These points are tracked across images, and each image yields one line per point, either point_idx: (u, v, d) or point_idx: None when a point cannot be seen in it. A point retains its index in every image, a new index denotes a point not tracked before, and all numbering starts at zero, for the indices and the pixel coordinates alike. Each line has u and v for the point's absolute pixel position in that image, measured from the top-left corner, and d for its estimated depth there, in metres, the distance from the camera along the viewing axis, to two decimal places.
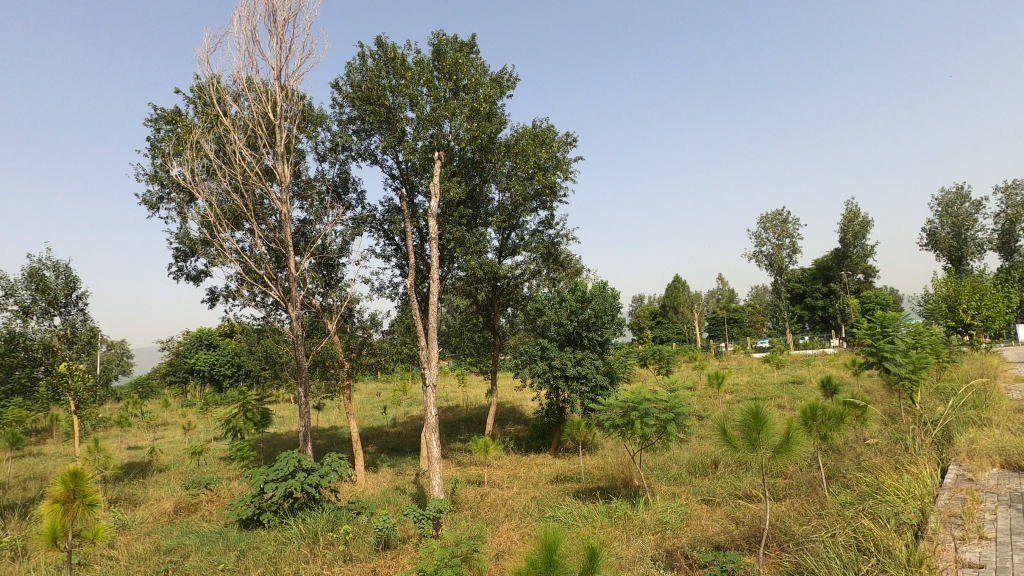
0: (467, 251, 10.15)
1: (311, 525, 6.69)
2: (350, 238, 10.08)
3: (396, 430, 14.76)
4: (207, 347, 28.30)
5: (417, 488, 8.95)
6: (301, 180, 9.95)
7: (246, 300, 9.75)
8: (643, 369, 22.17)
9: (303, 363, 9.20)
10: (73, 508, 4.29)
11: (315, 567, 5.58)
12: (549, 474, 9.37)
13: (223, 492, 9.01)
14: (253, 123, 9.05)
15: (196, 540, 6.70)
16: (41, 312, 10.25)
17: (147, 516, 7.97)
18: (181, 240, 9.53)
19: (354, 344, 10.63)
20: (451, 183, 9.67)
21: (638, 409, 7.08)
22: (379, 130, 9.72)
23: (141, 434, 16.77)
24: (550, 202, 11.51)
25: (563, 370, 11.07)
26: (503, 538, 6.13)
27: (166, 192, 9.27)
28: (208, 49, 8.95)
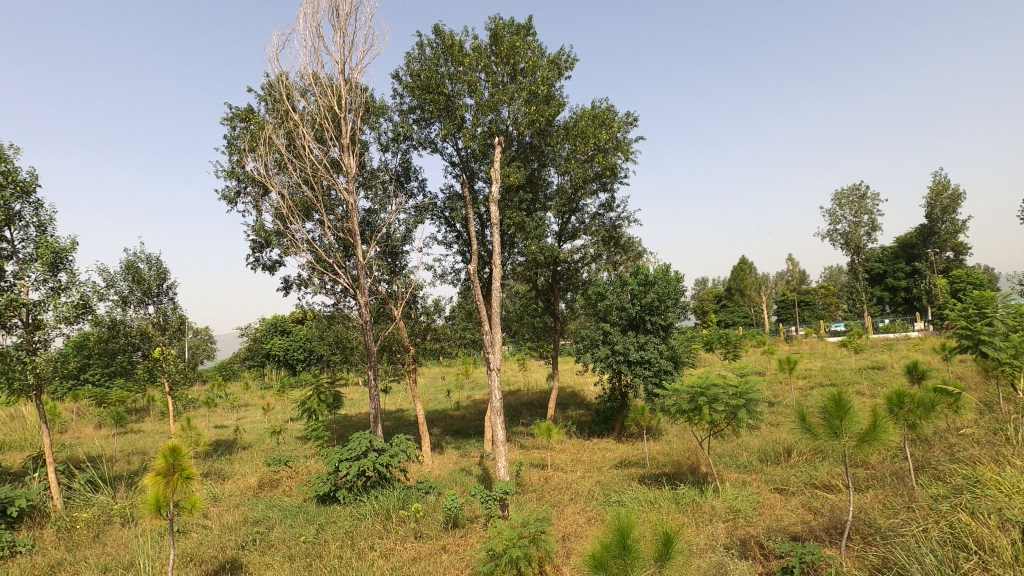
0: (528, 236, 10.14)
1: (383, 502, 6.97)
2: (413, 226, 10.29)
3: (460, 413, 15.11)
4: (282, 333, 29.96)
5: (482, 470, 9.15)
6: (366, 170, 10.23)
7: (317, 288, 10.20)
8: (709, 354, 21.51)
9: (372, 348, 9.52)
10: (173, 479, 4.65)
11: (389, 543, 5.83)
12: (613, 459, 9.32)
13: (301, 469, 9.59)
14: (320, 117, 9.38)
15: (280, 513, 7.16)
16: (137, 301, 11.16)
17: (235, 490, 8.57)
18: (257, 232, 10.08)
19: (419, 330, 10.91)
20: (510, 168, 9.64)
21: (706, 394, 6.89)
22: (439, 118, 9.83)
23: (226, 413, 18.04)
24: (610, 184, 11.30)
25: (626, 355, 10.91)
26: (569, 521, 6.18)
27: (242, 187, 9.80)
28: (277, 47, 9.29)
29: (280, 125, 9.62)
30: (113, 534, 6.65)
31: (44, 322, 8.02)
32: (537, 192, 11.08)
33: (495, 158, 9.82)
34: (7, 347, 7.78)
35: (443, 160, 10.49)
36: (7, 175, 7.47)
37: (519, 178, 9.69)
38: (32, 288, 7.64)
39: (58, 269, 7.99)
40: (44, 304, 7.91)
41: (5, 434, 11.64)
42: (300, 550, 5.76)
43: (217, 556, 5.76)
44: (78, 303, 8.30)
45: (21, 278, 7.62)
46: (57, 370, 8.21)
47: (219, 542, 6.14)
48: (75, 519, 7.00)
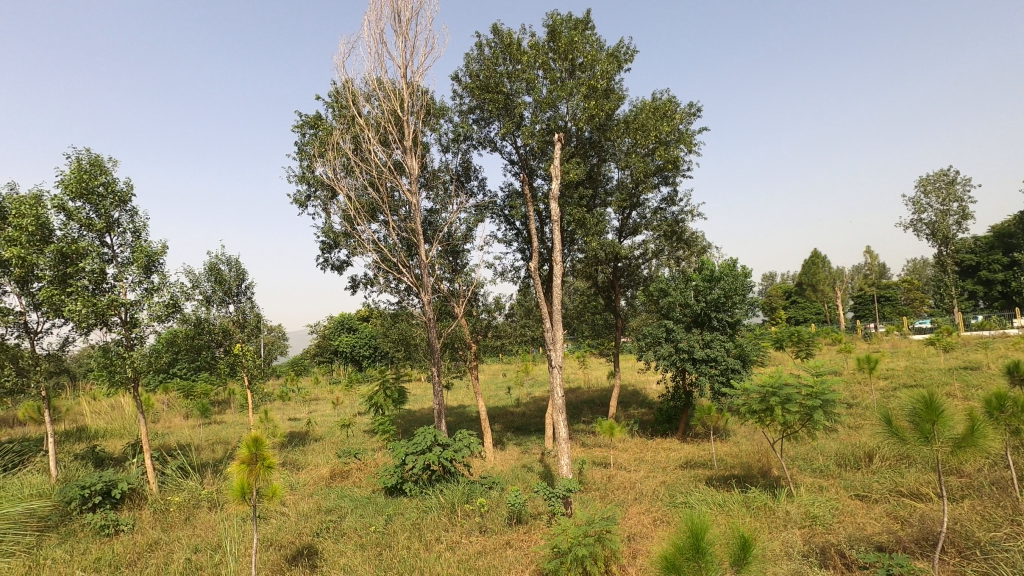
0: (588, 233, 10.04)
1: (449, 495, 7.10)
2: (473, 225, 10.44)
3: (520, 410, 15.21)
4: (349, 331, 31.18)
5: (544, 467, 9.17)
6: (428, 171, 10.44)
7: (383, 287, 10.53)
8: (779, 352, 20.58)
9: (435, 345, 9.73)
10: (256, 468, 4.95)
11: (455, 535, 5.95)
12: (678, 459, 9.09)
13: (369, 462, 9.95)
14: (383, 120, 9.67)
15: (351, 503, 7.47)
16: (219, 300, 11.94)
17: (309, 480, 9.01)
18: (326, 233, 10.53)
19: (480, 327, 11.05)
20: (569, 165, 9.56)
21: (778, 394, 6.58)
22: (499, 117, 9.90)
23: (299, 407, 18.97)
24: (673, 178, 10.98)
25: (690, 353, 10.59)
26: (634, 521, 6.08)
27: (313, 191, 10.26)
28: (343, 54, 9.65)
29: (347, 130, 10.00)
30: (201, 517, 7.15)
31: (140, 320, 8.73)
32: (597, 187, 10.94)
33: (555, 155, 9.77)
34: (109, 343, 8.52)
35: (503, 158, 10.57)
36: (107, 186, 8.16)
37: (579, 174, 9.60)
38: (129, 289, 8.32)
39: (151, 271, 8.66)
40: (140, 304, 8.60)
41: (107, 422, 12.76)
42: (370, 539, 5.99)
43: (295, 542, 6.08)
44: (169, 302, 8.98)
45: (120, 280, 8.31)
46: (152, 364, 8.91)
47: (296, 529, 6.48)
48: (169, 502, 7.58)
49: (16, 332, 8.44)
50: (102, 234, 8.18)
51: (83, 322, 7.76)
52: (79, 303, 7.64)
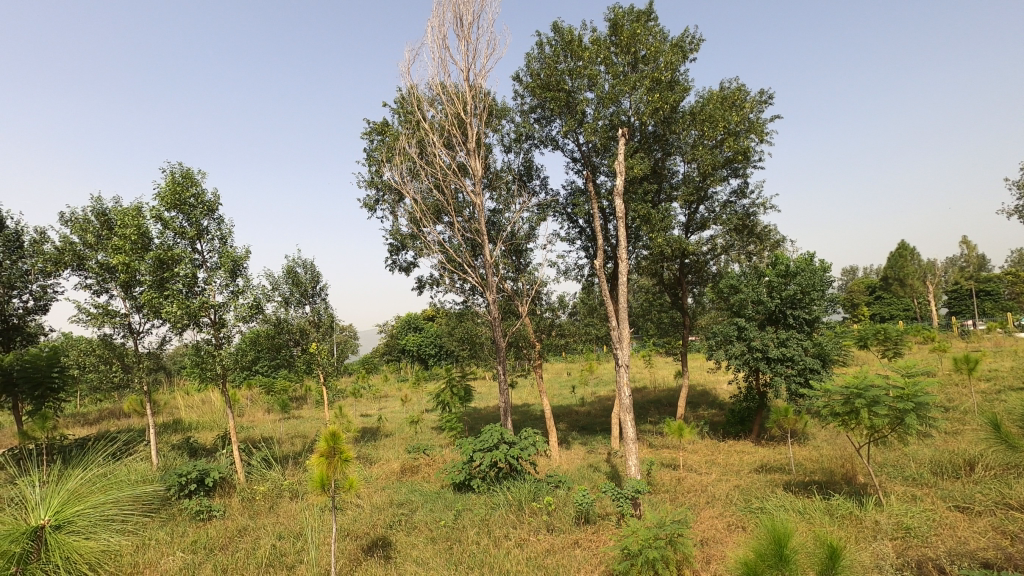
0: (654, 229, 9.81)
1: (516, 493, 7.14)
2: (536, 224, 10.46)
3: (585, 409, 15.08)
4: (416, 330, 32.06)
5: (611, 467, 9.05)
6: (491, 172, 10.56)
7: (448, 287, 10.75)
8: (863, 352, 19.33)
9: (500, 344, 9.82)
10: (334, 461, 5.16)
11: (522, 533, 6.00)
12: (752, 462, 8.71)
13: (438, 458, 10.21)
14: (447, 124, 9.87)
15: (421, 497, 7.69)
16: (296, 301, 12.60)
17: (382, 474, 9.35)
18: (394, 236, 10.88)
19: (544, 326, 11.05)
20: (633, 160, 9.38)
21: (864, 396, 6.17)
22: (560, 115, 9.86)
23: (370, 403, 19.72)
24: (743, 169, 10.53)
25: (764, 352, 10.12)
26: (707, 525, 5.88)
27: (381, 195, 10.63)
28: (408, 61, 9.92)
29: (412, 135, 10.28)
30: (284, 506, 7.59)
31: (227, 320, 9.36)
32: (662, 182, 10.67)
33: (618, 150, 9.61)
34: (200, 341, 9.20)
35: (565, 156, 10.53)
36: (197, 197, 8.81)
37: (643, 169, 9.39)
38: (217, 292, 8.94)
39: (236, 275, 9.26)
40: (227, 305, 9.23)
41: (199, 415, 13.80)
42: (440, 533, 6.14)
43: (369, 533, 6.33)
44: (252, 303, 9.57)
45: (209, 283, 8.95)
46: (238, 362, 9.54)
47: (371, 521, 6.74)
48: (255, 491, 8.08)
49: (121, 332, 9.28)
50: (193, 241, 8.84)
51: (178, 323, 8.41)
52: (174, 305, 8.29)
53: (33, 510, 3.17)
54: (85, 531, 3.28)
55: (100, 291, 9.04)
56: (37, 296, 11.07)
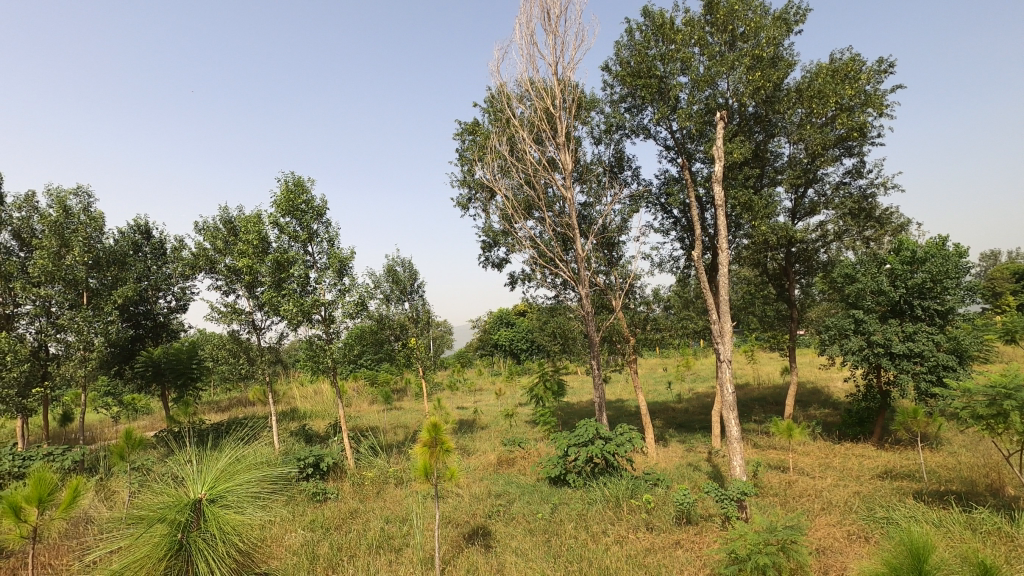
0: (756, 216, 9.23)
1: (613, 489, 7.05)
2: (629, 216, 10.22)
3: (683, 406, 14.58)
4: (507, 325, 32.58)
5: (713, 466, 8.66)
6: (581, 165, 10.46)
7: (540, 282, 10.80)
8: (1009, 346, 17.01)
9: (594, 338, 9.68)
10: (437, 451, 5.35)
11: (621, 529, 5.91)
12: (874, 468, 7.97)
13: (533, 451, 10.33)
14: (537, 119, 9.89)
15: (518, 489, 7.82)
16: (396, 298, 13.27)
17: (479, 465, 9.61)
18: (486, 233, 11.12)
19: (638, 320, 10.78)
20: (733, 145, 8.88)
21: (1015, 397, 5.41)
22: (652, 102, 9.55)
23: (465, 396, 20.34)
24: (858, 148, 9.63)
25: (887, 347, 9.20)
26: (824, 533, 5.46)
27: (473, 193, 10.90)
28: (498, 60, 10.05)
29: (502, 132, 10.44)
30: (390, 492, 8.03)
31: (335, 317, 10.05)
32: (764, 166, 10.01)
33: (716, 135, 9.14)
34: (313, 337, 9.94)
35: (658, 145, 10.20)
36: (308, 203, 9.50)
37: (744, 154, 8.86)
38: (327, 290, 9.62)
39: (343, 275, 9.91)
40: (335, 303, 9.90)
41: (313, 405, 14.97)
42: (538, 525, 6.21)
43: (470, 521, 6.54)
44: (358, 301, 10.19)
45: (319, 283, 9.65)
46: (346, 355, 10.21)
47: (470, 510, 6.96)
48: (364, 477, 8.62)
49: (246, 328, 10.25)
50: (305, 244, 9.57)
51: (294, 319, 9.15)
52: (291, 303, 9.03)
53: (190, 485, 3.38)
54: (234, 504, 3.44)
55: (229, 291, 10.05)
56: (178, 296, 12.53)
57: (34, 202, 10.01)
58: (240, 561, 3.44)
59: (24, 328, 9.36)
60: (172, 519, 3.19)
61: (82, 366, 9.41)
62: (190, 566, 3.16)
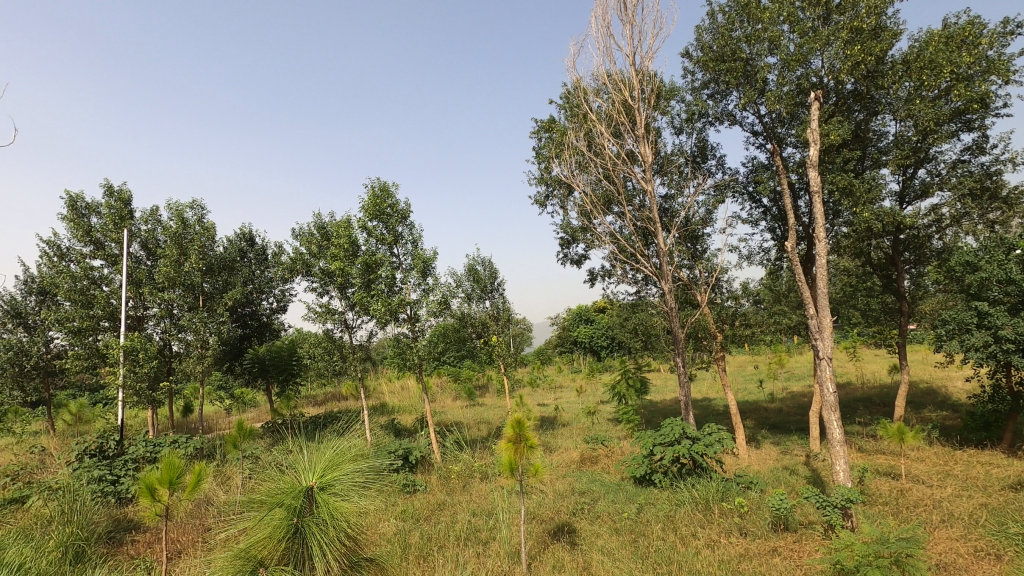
0: (857, 202, 8.53)
1: (702, 490, 6.81)
2: (714, 207, 9.80)
3: (776, 406, 13.77)
4: (586, 322, 32.32)
5: (813, 471, 8.12)
6: (661, 157, 10.16)
7: (621, 277, 10.61)
8: None
9: (679, 335, 9.34)
10: (521, 448, 5.38)
11: (712, 533, 5.69)
12: (1005, 478, 7.12)
13: (616, 450, 10.19)
14: (614, 112, 9.72)
15: (602, 488, 7.74)
16: (477, 297, 13.54)
17: (562, 462, 9.62)
18: (565, 230, 11.10)
19: (726, 315, 10.30)
20: (829, 126, 8.26)
21: None
22: (737, 86, 9.09)
23: (546, 393, 20.40)
24: (979, 121, 8.63)
25: (1019, 343, 8.17)
26: (945, 549, 4.96)
27: (551, 191, 10.91)
28: (574, 55, 9.96)
29: (579, 128, 10.36)
30: (475, 486, 8.22)
31: (421, 316, 10.42)
32: (866, 147, 9.26)
33: (810, 116, 8.54)
34: (400, 334, 10.36)
35: (744, 131, 9.71)
36: (393, 207, 9.91)
37: (842, 135, 8.21)
38: (412, 290, 10.01)
39: (427, 275, 10.25)
40: (420, 302, 10.27)
41: (400, 400, 15.64)
42: (624, 525, 6.12)
43: (555, 518, 6.56)
44: (441, 299, 10.51)
45: (405, 283, 10.05)
46: (431, 353, 10.56)
47: (555, 506, 7.00)
48: (450, 471, 8.89)
49: (339, 327, 10.88)
50: (391, 246, 10.01)
51: (382, 318, 9.58)
52: (379, 303, 9.47)
53: (303, 473, 3.59)
54: (342, 493, 3.58)
55: (324, 293, 10.70)
56: (279, 298, 13.51)
57: (158, 216, 11.19)
58: (349, 546, 3.66)
59: (152, 329, 10.51)
60: (288, 504, 3.41)
61: (200, 363, 10.43)
62: (304, 549, 3.39)
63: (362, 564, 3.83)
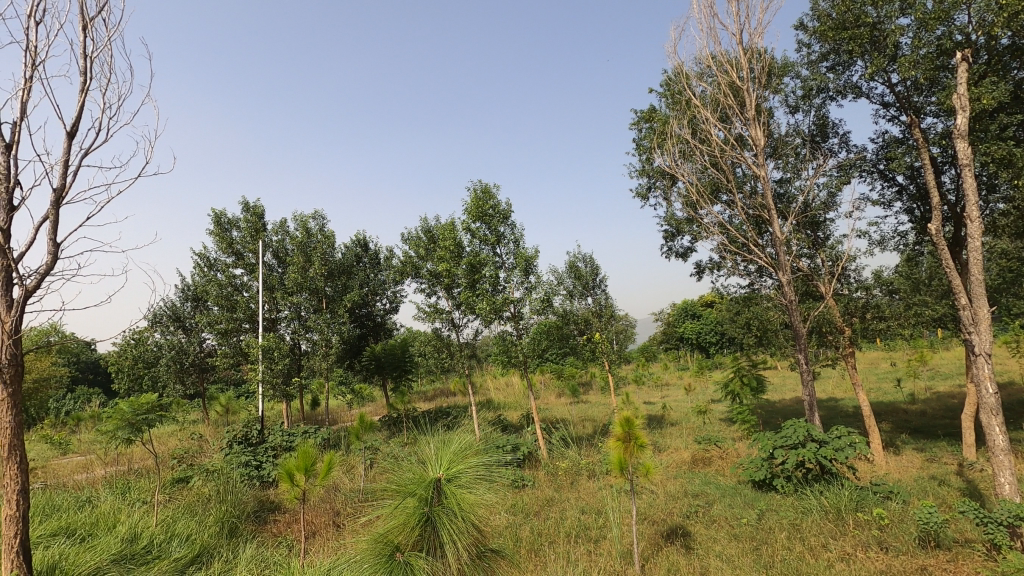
0: (1019, 173, 7.37)
1: (833, 499, 6.25)
2: (837, 189, 8.97)
3: (919, 408, 12.30)
4: (693, 317, 30.97)
5: (968, 482, 7.15)
6: (775, 138, 9.47)
7: (732, 269, 10.04)
8: None
9: (801, 330, 8.64)
10: (631, 446, 5.24)
11: (846, 545, 5.21)
12: None
13: (731, 451, 9.67)
14: (720, 95, 9.20)
15: (718, 491, 7.38)
16: (579, 293, 13.49)
17: (673, 462, 9.30)
18: (668, 222, 10.73)
19: (856, 308, 9.39)
20: (979, 89, 7.23)
21: None
22: (863, 55, 8.23)
23: (652, 391, 19.83)
24: None
25: None
26: None
27: (653, 182, 10.60)
28: (675, 39, 9.57)
29: (681, 115, 9.95)
30: (583, 483, 8.19)
31: (524, 313, 10.57)
32: None
33: (955, 80, 7.53)
34: (504, 332, 10.58)
35: (872, 104, 8.78)
36: (494, 207, 10.14)
37: (997, 99, 7.14)
38: (515, 289, 10.19)
39: (530, 273, 10.37)
40: (523, 300, 10.42)
41: (506, 396, 15.97)
42: (744, 531, 5.80)
43: (667, 520, 6.36)
44: (543, 297, 10.59)
45: (508, 282, 10.25)
46: (535, 350, 10.66)
47: (667, 508, 6.78)
48: (557, 467, 8.94)
49: (447, 326, 11.34)
50: (494, 246, 10.26)
51: (487, 317, 9.84)
52: (484, 302, 9.73)
53: (430, 464, 3.78)
54: (467, 485, 3.73)
55: (432, 293, 11.17)
56: (391, 299, 14.35)
57: (286, 227, 12.35)
58: (477, 536, 3.81)
59: (284, 329, 11.60)
60: (419, 494, 3.61)
61: (325, 360, 11.36)
62: (435, 537, 3.57)
63: (489, 554, 3.95)
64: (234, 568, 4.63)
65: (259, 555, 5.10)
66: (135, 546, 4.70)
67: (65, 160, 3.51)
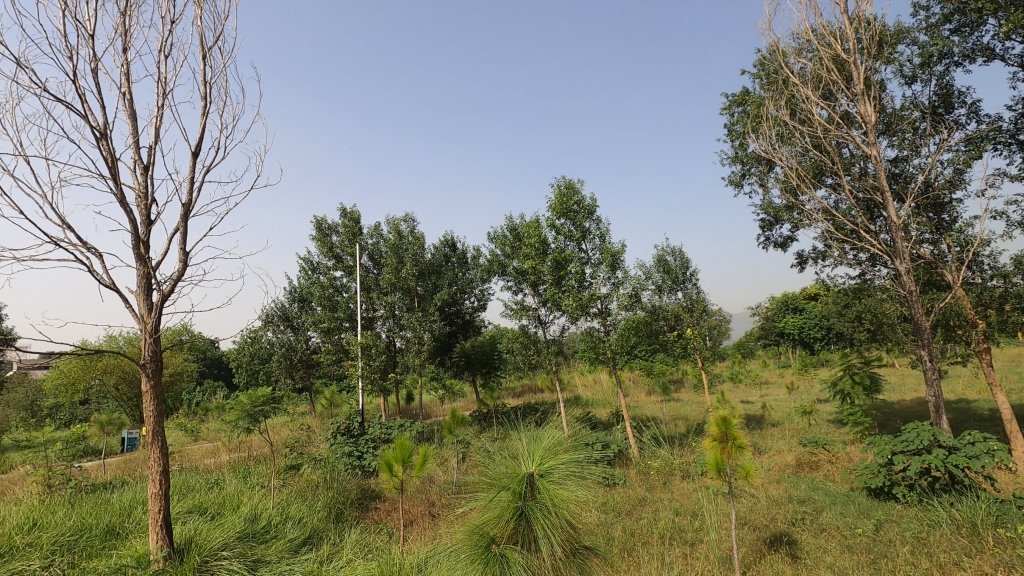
0: None
1: (966, 512, 5.59)
2: (965, 165, 8.00)
3: None
4: (794, 311, 28.97)
5: None
6: (888, 113, 8.62)
7: (839, 258, 9.27)
8: None
9: (924, 324, 7.79)
10: (728, 448, 4.98)
11: (984, 564, 4.60)
12: None
13: (842, 456, 8.93)
14: (823, 71, 8.50)
15: (827, 497, 6.85)
16: (669, 288, 13.08)
17: (775, 465, 8.75)
18: (766, 209, 10.11)
19: (991, 298, 8.33)
20: None
21: None
22: (997, 11, 7.26)
23: (750, 390, 18.76)
24: None
25: None
26: None
27: (747, 169, 10.04)
28: (770, 15, 8.98)
29: (778, 96, 9.33)
30: (677, 484, 7.92)
31: (612, 310, 10.40)
32: None
33: None
34: (591, 328, 10.49)
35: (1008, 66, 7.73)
36: (579, 203, 10.06)
37: None
38: (602, 285, 10.05)
39: (616, 268, 10.20)
40: (610, 296, 10.25)
41: (594, 394, 15.81)
42: (859, 543, 5.35)
43: (770, 526, 6.00)
44: (631, 292, 10.34)
45: (594, 278, 10.14)
46: (623, 347, 10.45)
47: (770, 513, 6.39)
48: (649, 466, 8.71)
49: (534, 323, 11.42)
50: (579, 242, 10.18)
51: (574, 313, 9.79)
52: (570, 298, 9.69)
53: (524, 460, 3.80)
54: (562, 481, 3.71)
55: (518, 290, 11.30)
56: (479, 297, 14.67)
57: (380, 230, 13.00)
58: (572, 532, 3.80)
59: (380, 327, 12.22)
60: (513, 488, 3.65)
61: (418, 357, 11.85)
62: (530, 531, 3.61)
63: (585, 552, 3.92)
64: (342, 551, 4.96)
65: (363, 539, 5.43)
66: (256, 525, 5.18)
67: (190, 176, 3.92)
